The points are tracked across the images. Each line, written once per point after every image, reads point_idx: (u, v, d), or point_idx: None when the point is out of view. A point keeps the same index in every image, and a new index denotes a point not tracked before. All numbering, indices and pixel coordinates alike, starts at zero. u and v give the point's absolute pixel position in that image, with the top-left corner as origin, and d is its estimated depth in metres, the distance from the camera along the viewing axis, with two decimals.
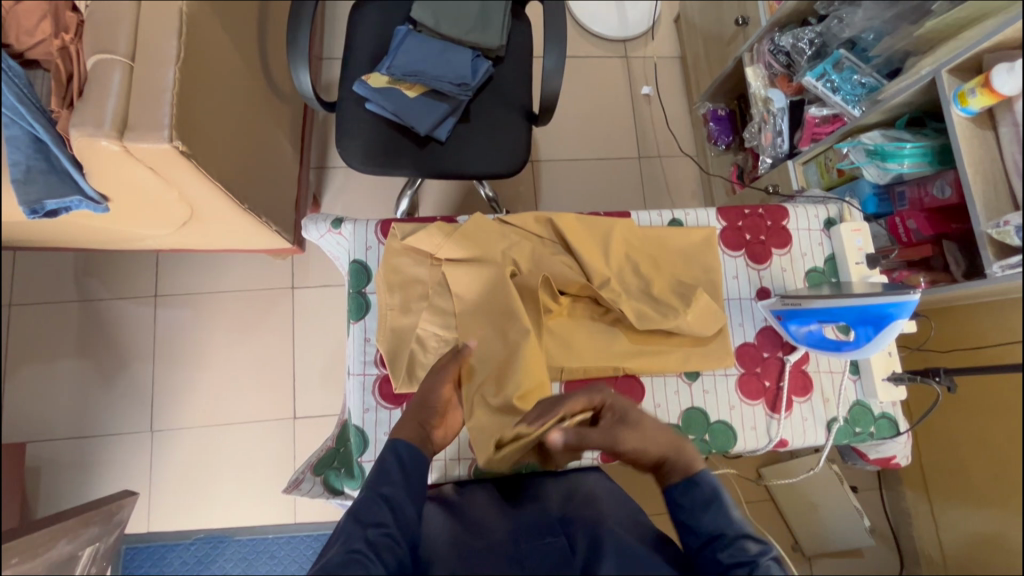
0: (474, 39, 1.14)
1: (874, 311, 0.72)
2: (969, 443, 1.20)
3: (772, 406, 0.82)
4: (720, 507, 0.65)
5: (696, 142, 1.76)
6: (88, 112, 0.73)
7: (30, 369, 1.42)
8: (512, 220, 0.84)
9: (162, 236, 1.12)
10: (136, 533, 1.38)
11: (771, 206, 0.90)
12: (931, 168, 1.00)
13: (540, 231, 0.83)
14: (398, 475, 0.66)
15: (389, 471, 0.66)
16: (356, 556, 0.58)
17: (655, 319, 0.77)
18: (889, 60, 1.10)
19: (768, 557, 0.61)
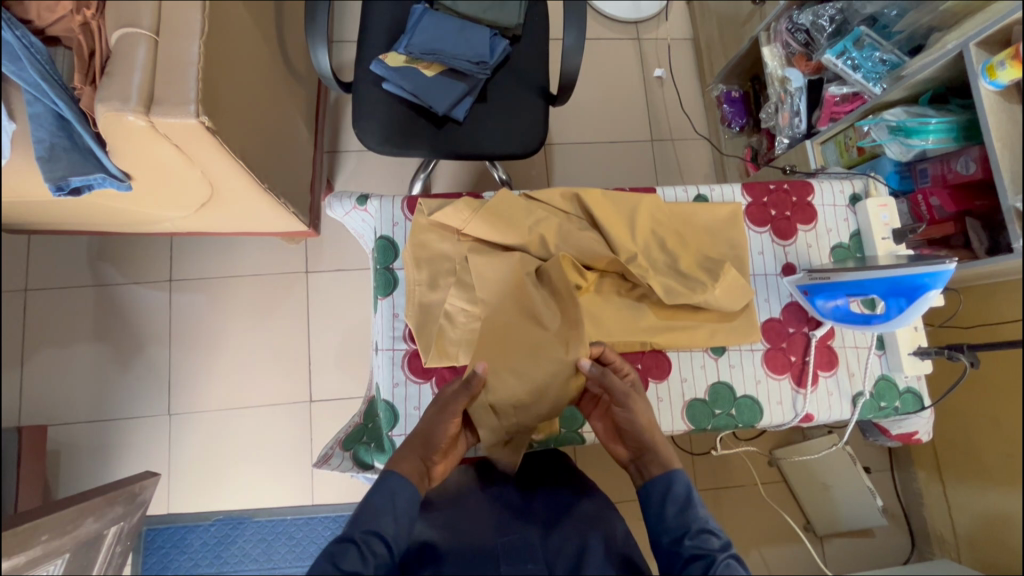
0: (492, 17, 1.13)
1: (907, 282, 0.71)
2: (985, 422, 1.21)
3: (798, 381, 0.82)
4: (692, 509, 0.65)
5: (709, 125, 1.75)
6: (114, 87, 0.72)
7: (48, 353, 1.42)
8: (538, 196, 0.84)
9: (181, 217, 1.12)
10: (157, 514, 1.40)
11: (796, 181, 0.89)
12: (956, 144, 0.99)
13: (567, 207, 0.83)
14: (387, 512, 0.63)
15: (374, 504, 0.63)
16: None
17: (684, 294, 0.77)
18: (912, 36, 1.10)
19: (730, 554, 0.61)
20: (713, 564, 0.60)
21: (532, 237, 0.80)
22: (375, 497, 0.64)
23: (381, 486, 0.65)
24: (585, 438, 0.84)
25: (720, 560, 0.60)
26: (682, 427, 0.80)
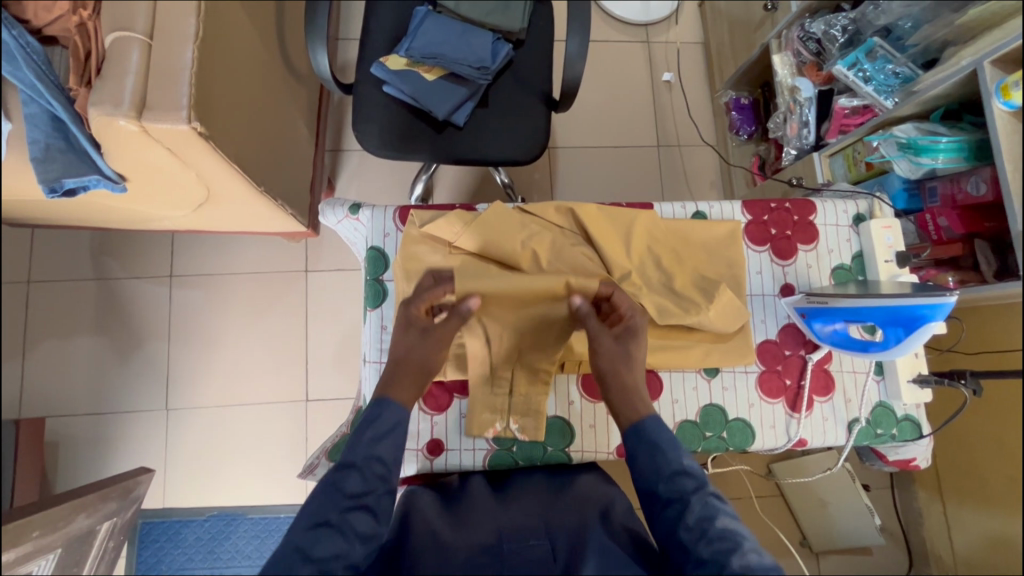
0: (495, 21, 1.12)
1: (906, 312, 0.70)
2: (988, 446, 1.18)
3: (792, 405, 0.81)
4: (665, 452, 0.64)
5: (717, 132, 1.72)
6: (106, 91, 0.72)
7: (49, 345, 1.44)
8: (532, 210, 0.83)
9: (179, 216, 1.12)
10: (152, 508, 1.41)
11: (798, 200, 0.87)
12: (966, 164, 0.96)
13: (561, 221, 0.82)
14: (388, 437, 0.65)
15: (371, 431, 0.64)
16: (329, 526, 0.57)
17: (676, 313, 0.76)
18: (927, 49, 1.05)
19: (707, 491, 0.61)
20: (689, 504, 0.60)
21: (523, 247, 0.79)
22: (377, 423, 0.65)
23: (379, 413, 0.66)
24: (573, 458, 0.82)
25: (695, 500, 0.60)
26: None
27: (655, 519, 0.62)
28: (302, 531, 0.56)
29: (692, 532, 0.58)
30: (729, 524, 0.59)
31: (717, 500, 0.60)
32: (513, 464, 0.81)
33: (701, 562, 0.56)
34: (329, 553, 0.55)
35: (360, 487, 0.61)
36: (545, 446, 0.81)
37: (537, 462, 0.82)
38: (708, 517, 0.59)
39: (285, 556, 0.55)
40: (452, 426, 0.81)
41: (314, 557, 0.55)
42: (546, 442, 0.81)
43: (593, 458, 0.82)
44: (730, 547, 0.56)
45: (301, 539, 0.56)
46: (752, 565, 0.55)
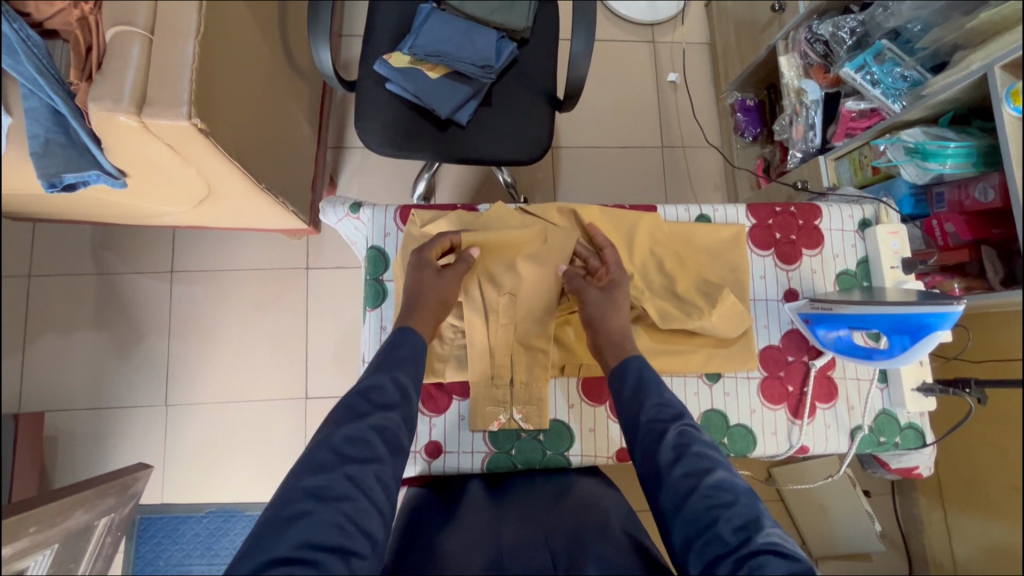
0: (500, 19, 1.11)
1: (913, 321, 0.68)
2: (990, 454, 1.17)
3: (795, 412, 0.80)
4: (646, 386, 0.70)
5: (722, 133, 1.71)
6: (107, 86, 0.71)
7: (49, 340, 1.43)
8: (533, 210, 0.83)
9: (180, 212, 1.12)
10: (150, 504, 1.41)
11: (803, 204, 0.86)
12: (974, 169, 0.95)
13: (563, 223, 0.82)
14: (410, 360, 0.71)
15: (395, 356, 0.70)
16: (363, 434, 0.63)
17: (679, 318, 0.76)
18: (936, 53, 1.05)
19: (685, 423, 0.67)
20: (667, 432, 0.66)
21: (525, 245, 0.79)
22: (397, 352, 0.71)
23: (401, 340, 0.72)
24: (572, 463, 0.81)
25: (673, 428, 0.66)
26: None
27: (634, 446, 0.68)
28: (336, 437, 0.63)
29: (669, 456, 0.64)
30: (703, 450, 0.65)
31: (693, 429, 0.67)
32: (512, 467, 0.80)
33: (676, 481, 0.62)
34: (363, 456, 0.62)
35: (387, 400, 0.67)
36: (544, 450, 0.80)
37: (535, 466, 0.81)
38: (684, 443, 0.65)
39: (322, 457, 0.61)
40: (451, 428, 0.80)
41: (350, 458, 0.61)
42: (545, 446, 0.80)
43: (592, 463, 0.81)
44: (704, 468, 0.63)
45: (337, 444, 0.62)
46: (723, 483, 0.62)
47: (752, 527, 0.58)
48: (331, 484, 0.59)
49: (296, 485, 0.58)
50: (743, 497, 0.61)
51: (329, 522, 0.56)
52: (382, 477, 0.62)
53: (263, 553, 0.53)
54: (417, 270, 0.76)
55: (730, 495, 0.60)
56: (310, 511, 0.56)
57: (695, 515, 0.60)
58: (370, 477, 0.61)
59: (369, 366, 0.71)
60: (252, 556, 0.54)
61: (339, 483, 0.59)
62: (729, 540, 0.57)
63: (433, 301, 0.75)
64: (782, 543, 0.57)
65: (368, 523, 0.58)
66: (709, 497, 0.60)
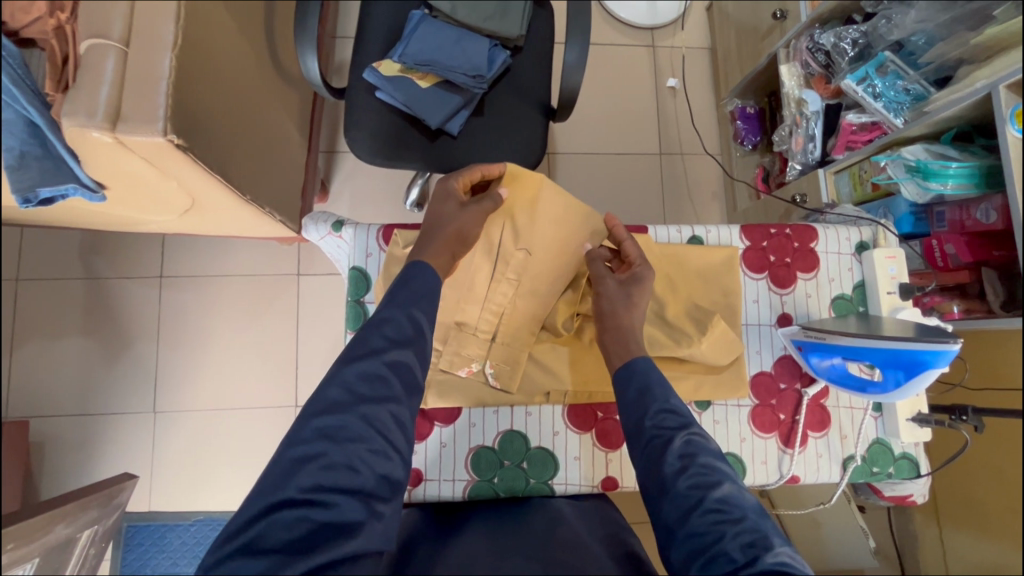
0: (492, 27, 1.08)
1: (907, 356, 0.66)
2: (984, 476, 1.15)
3: (785, 440, 0.78)
4: (653, 392, 0.69)
5: (721, 141, 1.68)
6: (79, 101, 0.69)
7: (36, 345, 1.42)
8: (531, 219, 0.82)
9: (165, 221, 1.10)
10: (137, 511, 1.40)
11: (799, 225, 0.84)
12: (976, 190, 0.93)
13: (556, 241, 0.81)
14: (423, 295, 0.70)
15: (410, 291, 0.70)
16: (378, 374, 0.64)
17: (669, 346, 0.75)
18: (939, 68, 1.00)
19: (690, 431, 0.67)
20: (673, 442, 0.65)
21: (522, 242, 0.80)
22: (408, 286, 0.71)
23: (414, 274, 0.72)
24: (555, 491, 0.79)
25: (679, 437, 0.66)
26: None
27: (638, 453, 0.67)
28: (350, 375, 0.64)
29: (675, 466, 0.64)
30: (709, 459, 0.64)
31: (700, 440, 0.66)
32: (495, 495, 0.78)
33: (682, 493, 0.62)
34: (377, 395, 0.63)
35: (399, 336, 0.67)
36: (527, 478, 0.78)
37: (518, 494, 0.79)
38: (691, 453, 0.65)
39: (336, 396, 0.63)
40: (432, 455, 0.78)
41: (363, 398, 0.63)
42: (529, 474, 0.78)
43: (576, 490, 0.79)
44: (711, 481, 0.62)
45: (350, 383, 0.63)
46: (729, 498, 0.61)
47: (759, 547, 0.57)
48: (345, 425, 0.61)
49: (309, 426, 0.60)
50: (750, 515, 0.60)
51: (343, 463, 0.59)
52: (396, 417, 0.64)
53: (277, 489, 0.57)
54: (443, 200, 0.79)
55: (738, 511, 0.60)
56: (324, 450, 0.59)
57: (699, 530, 0.59)
58: (384, 419, 0.63)
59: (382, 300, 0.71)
60: (267, 490, 0.57)
61: (352, 423, 0.61)
62: (735, 557, 0.56)
63: (449, 233, 0.75)
64: (790, 563, 0.56)
65: (382, 463, 0.60)
66: (715, 512, 0.60)
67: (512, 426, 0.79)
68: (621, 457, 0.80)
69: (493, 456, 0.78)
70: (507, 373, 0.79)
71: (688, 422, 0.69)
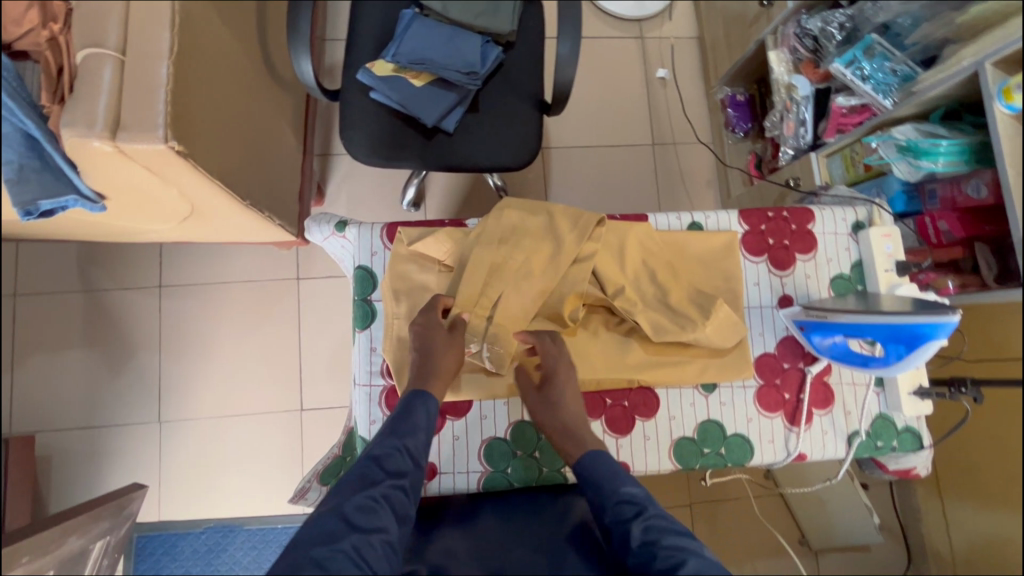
0: (483, 24, 1.09)
1: (908, 330, 0.67)
2: (981, 448, 1.17)
3: (791, 419, 0.80)
4: (604, 485, 0.67)
5: (712, 129, 1.69)
6: (78, 111, 0.69)
7: (39, 359, 1.42)
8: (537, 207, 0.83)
9: (164, 230, 1.10)
10: (148, 521, 1.40)
11: (796, 208, 0.85)
12: (967, 167, 0.94)
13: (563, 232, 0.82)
14: (421, 429, 0.70)
15: (405, 423, 0.70)
16: (373, 500, 0.62)
17: (672, 330, 0.76)
18: (926, 48, 1.03)
19: (649, 514, 0.63)
20: (632, 531, 0.62)
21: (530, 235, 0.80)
22: (408, 418, 0.71)
23: (415, 405, 0.72)
24: (568, 479, 0.80)
25: (637, 525, 0.62)
26: (670, 466, 0.78)
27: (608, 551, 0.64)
28: (346, 505, 0.61)
29: (640, 559, 0.60)
30: (673, 541, 0.60)
31: (660, 522, 0.62)
32: (509, 487, 0.79)
33: None
34: (369, 526, 0.60)
35: (397, 469, 0.66)
36: (540, 467, 0.79)
37: (531, 483, 0.80)
38: (653, 539, 0.61)
39: (331, 524, 0.59)
40: (446, 449, 0.79)
41: (358, 527, 0.59)
42: (541, 463, 0.79)
43: None
44: (675, 563, 0.57)
45: (346, 511, 0.60)
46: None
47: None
48: (338, 555, 0.56)
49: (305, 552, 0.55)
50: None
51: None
52: (388, 547, 0.60)
53: None
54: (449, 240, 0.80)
55: None
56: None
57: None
58: (376, 551, 0.58)
59: (378, 432, 0.70)
60: None
61: (344, 553, 0.56)
62: None
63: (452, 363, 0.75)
64: None
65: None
66: None
67: (523, 417, 0.80)
68: (613, 441, 0.79)
69: (505, 448, 0.79)
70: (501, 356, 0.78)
71: (651, 505, 0.65)
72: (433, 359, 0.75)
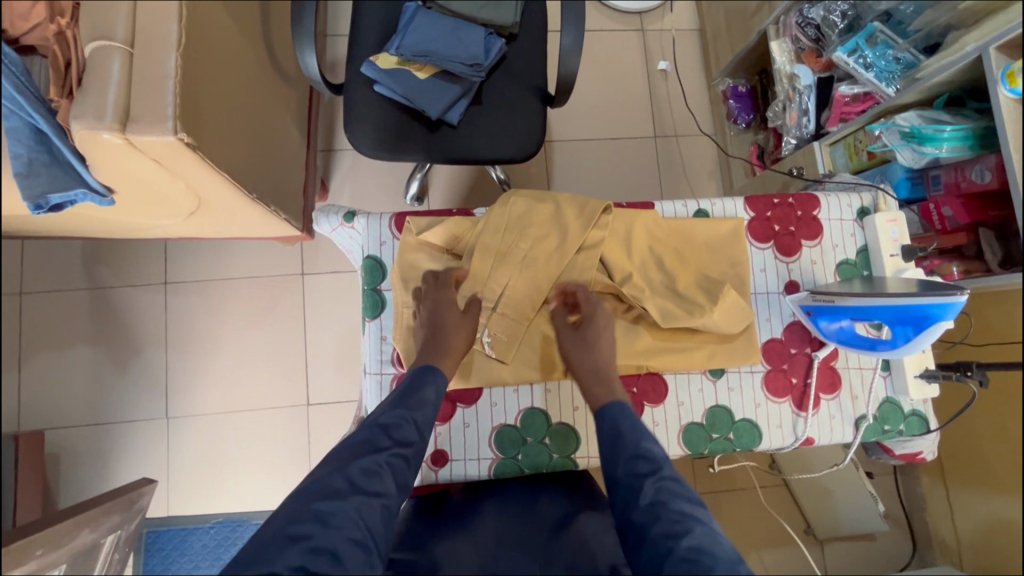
0: (487, 16, 1.09)
1: (916, 312, 0.68)
2: (987, 432, 1.17)
3: (799, 404, 0.80)
4: (624, 437, 0.68)
5: (714, 120, 1.69)
6: (88, 103, 0.69)
7: (45, 357, 1.42)
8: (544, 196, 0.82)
9: (171, 225, 1.10)
10: (156, 517, 1.40)
11: (802, 194, 0.85)
12: (971, 152, 0.95)
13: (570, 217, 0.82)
14: (429, 404, 0.72)
15: (415, 397, 0.71)
16: (377, 466, 0.64)
17: (682, 317, 0.75)
18: (929, 34, 1.04)
19: (663, 476, 0.64)
20: (645, 487, 0.63)
21: (537, 223, 0.80)
22: (416, 394, 0.72)
23: (424, 380, 0.73)
24: (578, 465, 0.81)
25: (650, 483, 0.63)
26: (679, 452, 0.79)
27: (615, 503, 0.64)
28: (351, 467, 0.63)
29: (646, 516, 0.60)
30: (682, 507, 0.61)
31: (674, 487, 0.62)
32: (519, 473, 0.80)
33: (655, 542, 0.58)
34: (371, 490, 0.62)
35: (403, 438, 0.68)
36: (549, 453, 0.80)
37: (541, 469, 0.81)
38: (662, 501, 0.61)
39: (335, 483, 0.61)
40: (456, 436, 0.79)
41: (360, 489, 0.61)
42: (551, 449, 0.80)
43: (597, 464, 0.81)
44: (680, 530, 0.58)
45: (350, 473, 0.62)
46: (701, 545, 0.56)
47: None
48: (339, 512, 0.58)
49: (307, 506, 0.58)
50: (724, 563, 0.55)
51: (328, 549, 0.55)
52: (387, 513, 0.61)
53: (263, 564, 0.53)
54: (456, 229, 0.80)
55: (709, 560, 0.55)
56: (312, 534, 0.56)
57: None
58: (375, 513, 0.60)
59: (386, 401, 0.72)
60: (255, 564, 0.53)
61: (345, 511, 0.59)
62: None
63: (460, 344, 0.76)
64: None
65: (365, 559, 0.56)
66: (688, 562, 0.55)
67: (532, 404, 0.81)
68: None
69: (515, 435, 0.80)
70: (500, 343, 0.79)
71: (665, 467, 0.65)
72: (444, 348, 0.76)
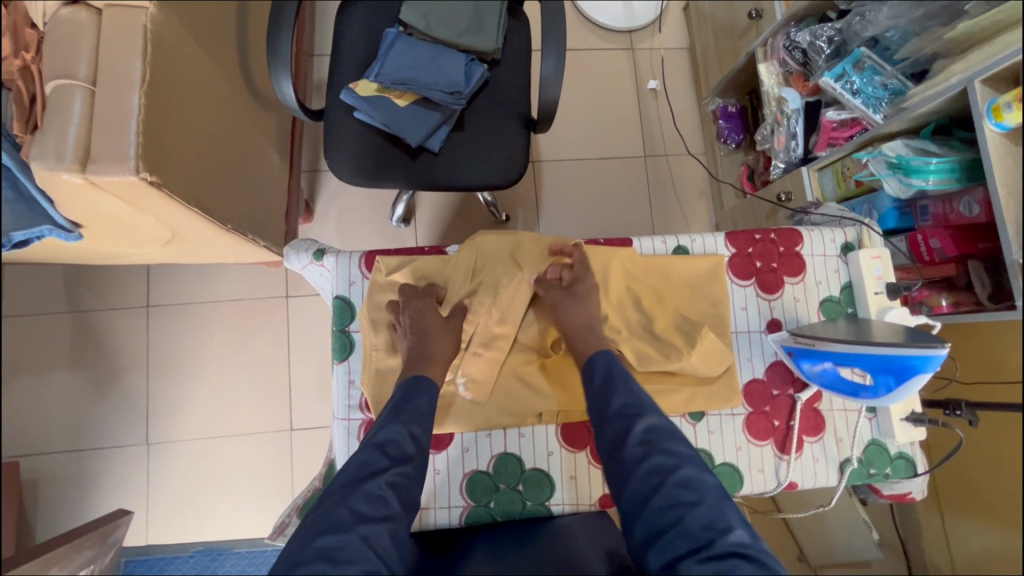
0: (467, 42, 1.07)
1: (897, 361, 0.66)
2: (980, 465, 1.14)
3: (781, 447, 0.78)
4: (616, 383, 0.70)
5: (705, 140, 1.68)
6: (48, 144, 0.68)
7: (24, 381, 1.40)
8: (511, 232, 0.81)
9: (149, 253, 1.09)
10: (135, 545, 1.37)
11: (784, 230, 0.84)
12: (958, 184, 0.93)
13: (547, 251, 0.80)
14: (425, 414, 0.70)
15: (409, 409, 0.69)
16: (380, 490, 0.63)
17: (656, 360, 0.75)
18: (916, 62, 1.01)
19: (651, 416, 0.67)
20: (634, 428, 0.66)
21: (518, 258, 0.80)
22: (411, 404, 0.70)
23: (417, 390, 0.71)
24: (553, 512, 0.78)
25: (641, 423, 0.66)
26: None
27: (603, 434, 0.68)
28: (353, 495, 0.62)
29: (637, 452, 0.65)
30: (672, 450, 0.65)
31: (659, 425, 0.67)
32: (492, 520, 0.78)
33: (641, 480, 0.63)
34: (377, 516, 0.61)
35: (402, 454, 0.66)
36: (524, 500, 0.78)
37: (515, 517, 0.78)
38: (651, 439, 0.65)
39: (338, 515, 0.60)
40: (427, 484, 0.77)
41: (365, 518, 0.60)
42: (525, 496, 0.78)
43: (572, 510, 0.79)
44: (670, 465, 0.63)
45: (353, 503, 0.61)
46: (689, 481, 0.62)
47: (716, 530, 0.59)
48: (345, 547, 0.57)
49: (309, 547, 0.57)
50: (707, 495, 0.61)
51: None
52: (395, 536, 0.61)
53: None
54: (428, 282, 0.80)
55: (694, 495, 0.61)
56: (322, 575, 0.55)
57: (656, 514, 0.61)
58: (383, 539, 0.59)
59: (382, 415, 0.70)
60: None
61: (350, 545, 0.57)
62: (697, 537, 0.58)
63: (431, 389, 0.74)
64: (748, 542, 0.58)
65: None
66: (675, 497, 0.61)
67: (506, 449, 0.78)
68: (601, 473, 0.79)
69: (488, 481, 0.78)
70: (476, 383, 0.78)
71: (650, 406, 0.69)
72: None
